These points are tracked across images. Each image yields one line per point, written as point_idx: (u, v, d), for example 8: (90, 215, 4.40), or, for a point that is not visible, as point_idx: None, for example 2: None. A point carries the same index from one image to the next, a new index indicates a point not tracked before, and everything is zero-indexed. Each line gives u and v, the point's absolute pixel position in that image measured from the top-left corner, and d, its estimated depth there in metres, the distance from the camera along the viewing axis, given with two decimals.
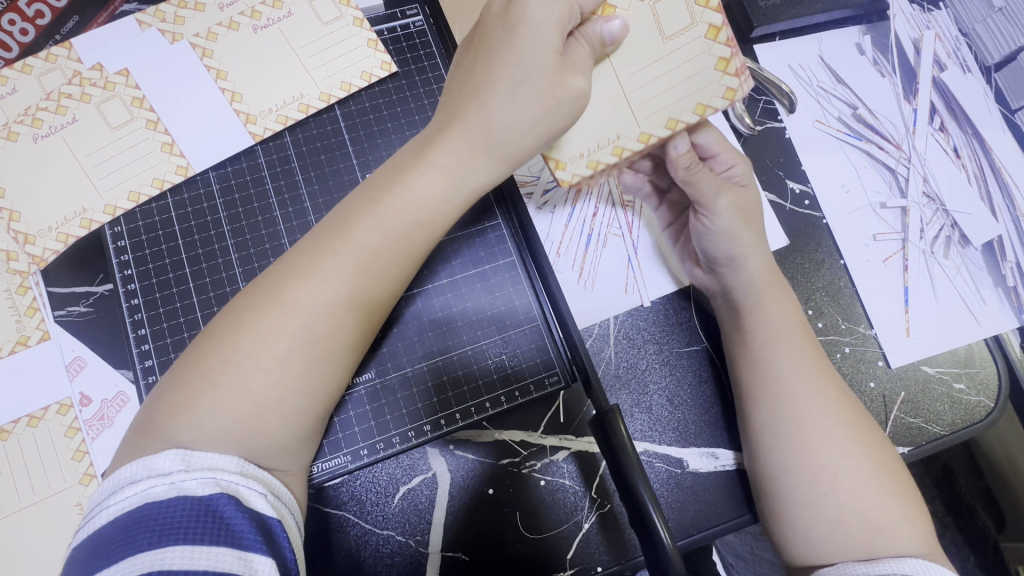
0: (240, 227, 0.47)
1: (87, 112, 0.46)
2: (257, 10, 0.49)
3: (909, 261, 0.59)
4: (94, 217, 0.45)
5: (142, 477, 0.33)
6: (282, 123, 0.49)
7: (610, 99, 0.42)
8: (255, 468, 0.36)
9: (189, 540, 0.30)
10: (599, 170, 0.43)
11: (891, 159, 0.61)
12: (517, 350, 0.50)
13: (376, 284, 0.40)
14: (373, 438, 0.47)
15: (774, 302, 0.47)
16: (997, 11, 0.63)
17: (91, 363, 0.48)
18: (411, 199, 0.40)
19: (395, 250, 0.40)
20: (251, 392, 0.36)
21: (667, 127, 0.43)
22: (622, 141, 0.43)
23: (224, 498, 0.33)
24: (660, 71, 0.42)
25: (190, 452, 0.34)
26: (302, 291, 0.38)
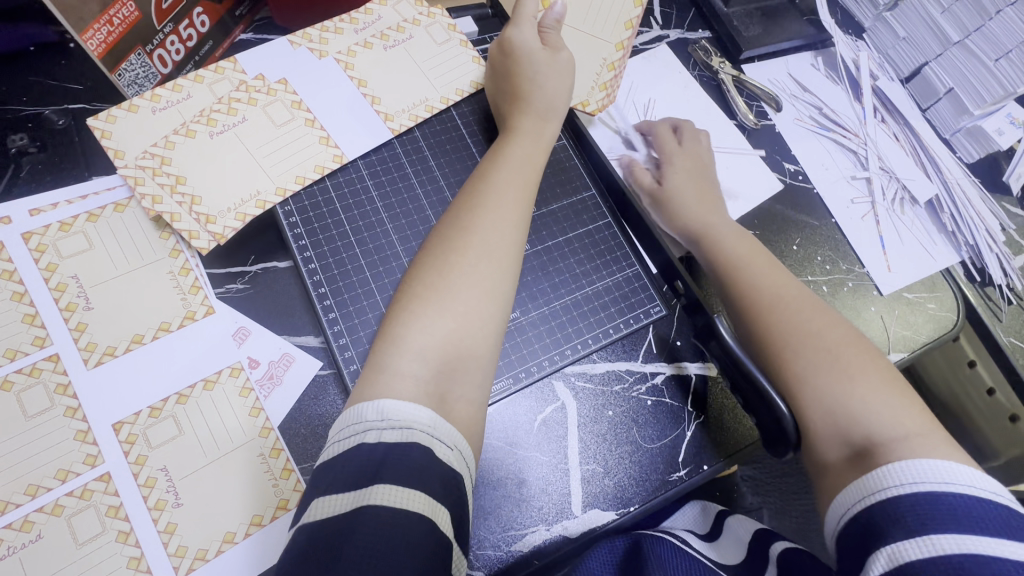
0: (391, 203, 0.56)
1: (254, 112, 0.54)
2: (385, 34, 0.60)
3: (880, 217, 0.77)
4: (268, 198, 0.52)
5: (362, 421, 0.42)
6: (414, 120, 0.59)
7: (585, 40, 0.68)
8: (443, 425, 0.43)
9: (395, 484, 0.37)
10: (608, 88, 0.69)
11: (854, 143, 0.81)
12: (624, 291, 0.59)
13: (513, 241, 0.52)
14: (528, 363, 0.55)
15: (751, 246, 0.61)
16: (902, 40, 0.88)
17: (255, 331, 0.54)
18: (527, 162, 0.56)
19: (519, 207, 0.54)
20: (449, 315, 0.47)
21: (626, 29, 0.68)
22: (608, 61, 0.69)
23: (420, 449, 0.40)
24: (595, 11, 0.68)
25: (392, 406, 0.42)
26: (475, 254, 0.50)
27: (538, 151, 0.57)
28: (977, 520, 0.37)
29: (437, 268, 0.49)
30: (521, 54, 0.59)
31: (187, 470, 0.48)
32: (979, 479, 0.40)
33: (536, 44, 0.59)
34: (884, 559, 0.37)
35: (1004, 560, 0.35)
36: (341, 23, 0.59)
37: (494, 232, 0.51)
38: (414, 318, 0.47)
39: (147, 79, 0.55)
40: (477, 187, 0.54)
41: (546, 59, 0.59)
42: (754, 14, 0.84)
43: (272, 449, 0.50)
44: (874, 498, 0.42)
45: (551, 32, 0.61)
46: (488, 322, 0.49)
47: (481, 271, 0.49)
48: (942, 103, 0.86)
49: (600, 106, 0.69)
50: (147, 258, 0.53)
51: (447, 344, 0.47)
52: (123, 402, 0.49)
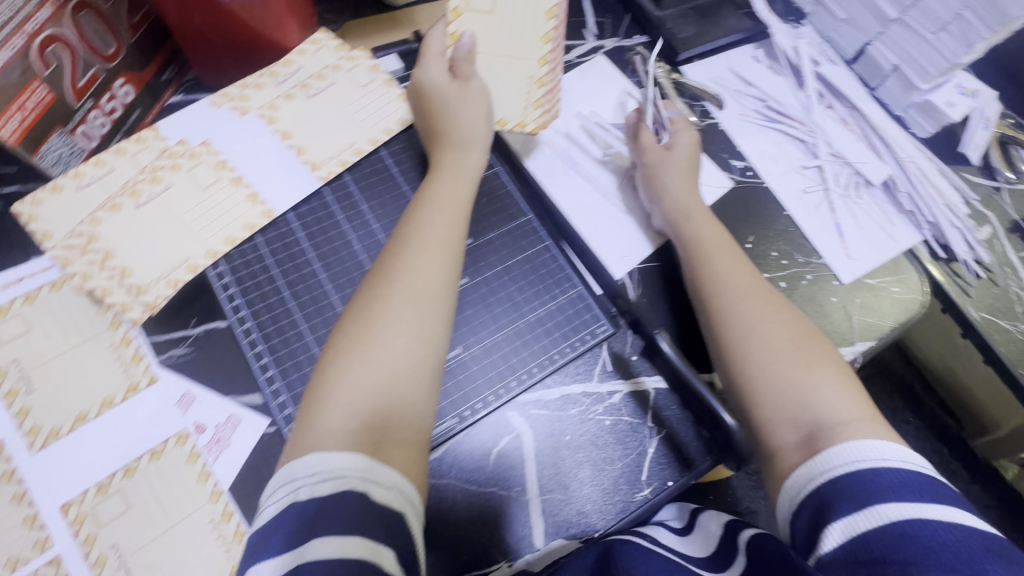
0: (324, 253, 0.56)
1: (179, 178, 0.54)
2: (306, 83, 0.61)
3: (835, 205, 0.76)
4: (197, 262, 0.53)
5: (291, 480, 0.41)
6: (342, 166, 0.59)
7: (505, 61, 0.62)
8: (379, 466, 0.43)
9: (334, 533, 0.38)
10: (541, 105, 0.63)
11: (801, 132, 0.80)
12: (567, 313, 0.59)
13: (440, 280, 0.51)
14: (473, 399, 0.56)
15: (711, 241, 0.60)
16: (843, 22, 0.87)
17: (200, 395, 0.54)
18: (454, 199, 0.56)
19: (448, 244, 0.54)
20: (378, 368, 0.47)
21: (545, 42, 0.61)
22: (535, 77, 0.62)
23: (355, 497, 0.40)
24: (508, 27, 0.61)
25: (322, 457, 0.42)
26: (401, 299, 0.50)
27: (462, 186, 0.58)
28: (911, 487, 0.42)
29: (366, 320, 0.49)
30: (430, 91, 0.59)
31: (138, 544, 0.48)
32: (908, 453, 0.45)
33: (442, 78, 0.59)
34: (839, 532, 0.41)
35: (937, 520, 0.39)
36: (261, 78, 0.60)
37: (418, 277, 0.51)
38: (340, 373, 0.47)
39: (72, 157, 0.56)
40: (405, 232, 0.54)
41: (457, 94, 0.59)
42: (688, 14, 0.84)
43: (223, 513, 0.50)
44: (820, 480, 0.45)
45: (461, 63, 0.60)
46: (419, 368, 0.48)
47: (408, 318, 0.49)
48: (890, 81, 0.85)
49: (539, 124, 0.63)
50: (86, 335, 0.53)
51: (378, 398, 0.46)
52: (68, 483, 0.49)
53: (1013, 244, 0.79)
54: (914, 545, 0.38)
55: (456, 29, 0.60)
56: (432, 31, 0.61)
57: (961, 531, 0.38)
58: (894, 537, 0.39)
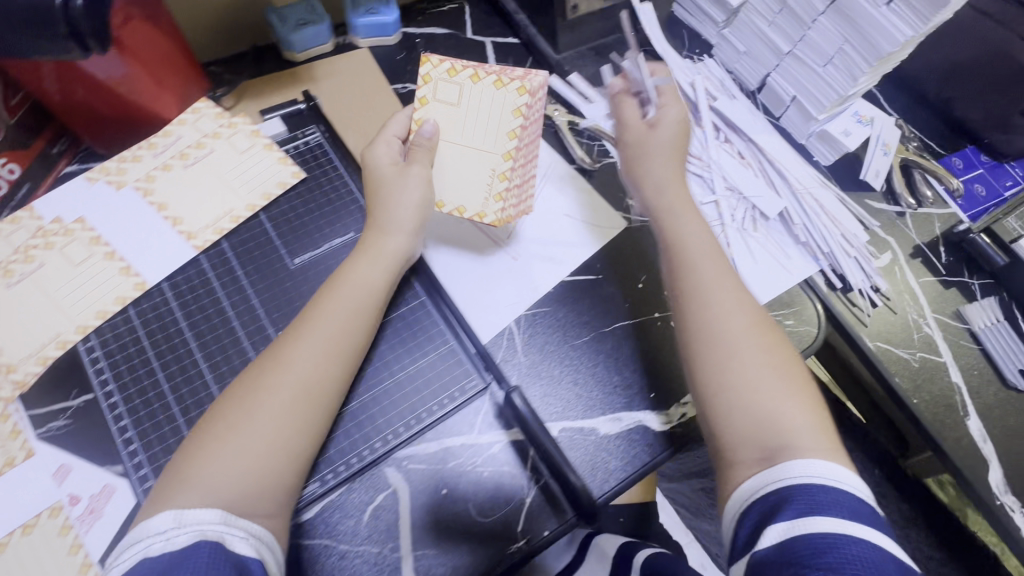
0: (196, 321, 0.57)
1: (52, 256, 0.56)
2: (185, 153, 0.63)
3: (730, 240, 0.77)
4: (68, 338, 0.55)
5: (147, 536, 0.44)
6: (218, 233, 0.61)
7: (466, 152, 0.64)
8: (238, 517, 0.46)
9: (181, 573, 0.40)
10: (502, 199, 0.63)
11: (698, 167, 0.82)
12: (439, 374, 0.63)
13: (334, 369, 0.54)
14: (348, 456, 0.58)
15: (710, 258, 0.63)
16: (744, 54, 0.88)
17: (76, 466, 0.55)
18: (366, 282, 0.58)
19: (350, 330, 0.56)
20: (251, 453, 0.49)
21: (511, 137, 0.62)
22: (497, 169, 0.63)
23: (208, 545, 0.43)
24: (474, 121, 0.63)
25: (182, 511, 0.46)
26: (286, 381, 0.52)
27: (378, 270, 0.59)
28: (845, 508, 0.46)
29: (247, 404, 0.50)
30: (372, 172, 0.63)
31: None
32: (855, 480, 0.49)
33: (388, 165, 0.63)
34: (775, 533, 0.45)
35: (861, 540, 0.43)
36: (140, 150, 0.62)
37: (308, 368, 0.53)
38: (206, 458, 0.48)
39: None
40: (313, 311, 0.56)
41: (400, 180, 0.62)
42: (587, 55, 0.86)
43: None
44: (773, 486, 0.49)
45: (418, 150, 0.62)
46: (296, 453, 0.50)
47: (297, 405, 0.51)
48: (792, 110, 0.86)
49: (499, 217, 0.63)
50: None
51: (243, 479, 0.48)
52: None
53: (915, 270, 0.79)
54: (834, 555, 0.42)
55: (421, 116, 0.63)
56: (395, 118, 0.65)
57: (877, 550, 0.43)
58: (822, 546, 0.43)
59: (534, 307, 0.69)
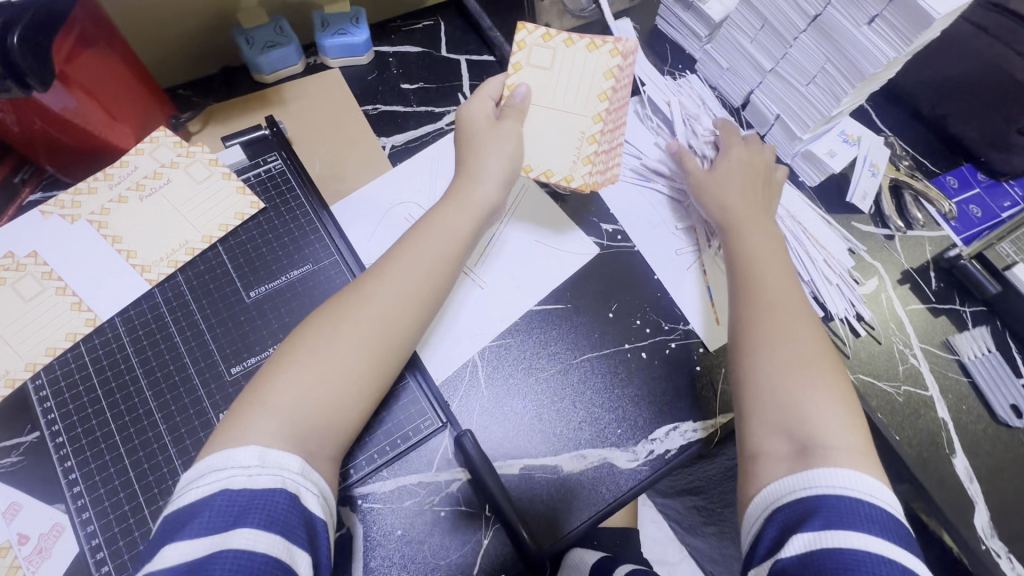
0: (147, 358, 0.57)
1: (3, 292, 0.56)
2: (141, 184, 0.62)
3: (706, 267, 0.74)
4: (16, 375, 0.54)
5: (224, 468, 0.43)
6: (173, 266, 0.60)
7: (558, 115, 0.64)
8: (313, 470, 0.46)
9: (256, 526, 0.40)
10: (591, 161, 0.63)
11: (678, 192, 0.78)
12: (393, 416, 0.60)
13: (404, 332, 0.54)
14: None
15: (773, 266, 0.64)
16: (727, 70, 0.86)
17: (27, 504, 0.55)
18: (429, 249, 0.58)
19: (416, 296, 0.55)
20: (309, 404, 0.48)
21: (601, 99, 0.63)
22: (586, 132, 0.63)
23: (285, 495, 0.43)
24: (565, 85, 0.63)
25: (265, 449, 0.45)
26: (348, 342, 0.51)
27: (456, 222, 0.60)
28: (875, 524, 0.44)
29: (315, 351, 0.50)
30: (467, 127, 0.65)
31: None
32: (892, 496, 0.47)
33: (483, 121, 0.64)
34: (802, 542, 0.44)
35: (885, 560, 0.42)
36: (95, 182, 0.61)
37: (376, 316, 0.53)
38: (275, 383, 0.49)
39: None
40: (389, 260, 0.56)
41: (491, 134, 0.63)
42: None
43: None
44: (801, 494, 0.48)
45: (510, 110, 0.63)
46: (356, 407, 0.51)
47: (364, 356, 0.51)
48: (777, 129, 0.83)
49: (586, 181, 0.63)
50: None
51: (311, 422, 0.48)
52: None
53: (901, 296, 0.76)
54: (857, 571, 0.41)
55: (513, 82, 0.64)
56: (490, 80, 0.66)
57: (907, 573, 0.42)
58: (848, 560, 0.42)
59: (497, 338, 0.67)
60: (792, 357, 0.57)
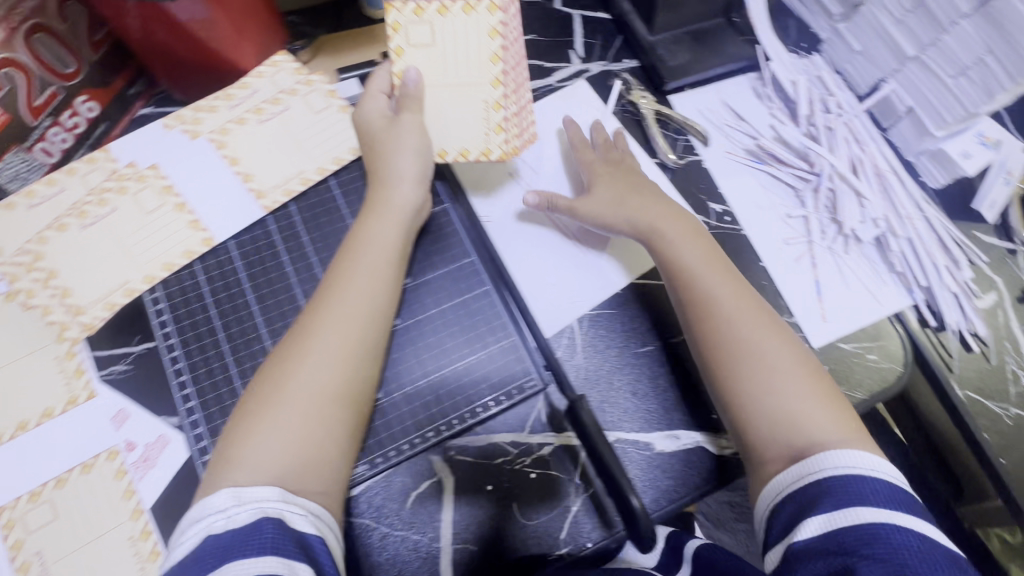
0: (259, 285, 0.56)
1: (125, 201, 0.56)
2: (260, 107, 0.60)
3: (817, 260, 0.71)
4: (135, 287, 0.54)
5: (205, 515, 0.44)
6: (287, 195, 0.59)
7: (455, 93, 0.58)
8: (294, 495, 0.46)
9: (242, 556, 0.40)
10: (502, 130, 0.59)
11: (793, 178, 0.74)
12: (491, 374, 0.58)
13: (360, 349, 0.52)
14: (397, 442, 0.55)
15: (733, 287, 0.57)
16: (858, 53, 0.79)
17: (134, 413, 0.55)
18: (383, 259, 0.55)
19: (376, 310, 0.54)
20: (275, 441, 0.48)
21: (494, 63, 0.56)
22: (488, 107, 0.58)
23: (270, 523, 0.43)
24: (452, 55, 0.57)
25: (238, 492, 0.45)
26: (308, 367, 0.50)
27: (390, 242, 0.56)
28: (870, 498, 0.44)
29: (257, 396, 0.50)
30: (364, 130, 0.58)
31: (62, 553, 0.51)
32: (886, 464, 0.47)
33: (377, 115, 0.58)
34: (817, 524, 0.43)
35: (886, 532, 0.41)
36: (216, 101, 0.60)
37: (340, 322, 0.52)
38: (246, 440, 0.48)
39: (32, 171, 0.58)
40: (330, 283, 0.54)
41: (392, 131, 0.57)
42: (684, 40, 0.78)
43: (142, 531, 0.52)
44: (812, 478, 0.47)
45: (407, 101, 0.57)
46: (329, 429, 0.50)
47: (321, 382, 0.50)
48: (903, 123, 0.77)
49: (506, 150, 0.60)
50: (35, 345, 0.55)
51: (284, 458, 0.47)
52: (5, 488, 0.52)
53: (1019, 314, 0.72)
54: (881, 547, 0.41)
55: (400, 67, 0.57)
56: (376, 71, 0.59)
57: (920, 538, 0.41)
58: (866, 536, 0.41)
59: (599, 308, 0.62)
60: (763, 382, 0.52)
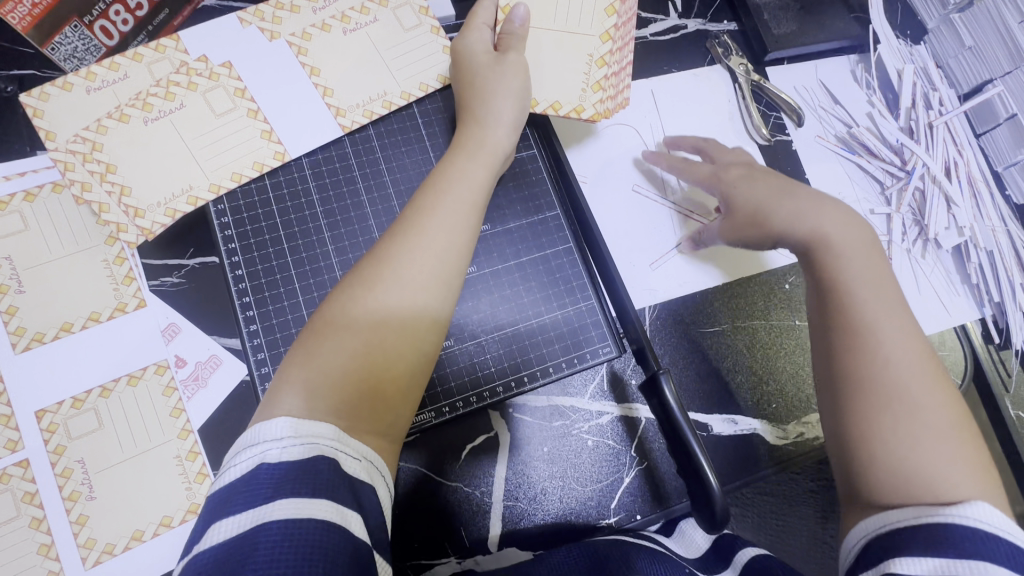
0: (332, 209, 0.52)
1: (193, 98, 0.51)
2: (346, 15, 0.55)
3: (893, 261, 0.69)
4: (200, 194, 0.50)
5: (257, 442, 0.36)
6: (368, 117, 0.54)
7: (560, 41, 0.55)
8: (350, 437, 0.38)
9: (296, 495, 0.33)
10: (602, 88, 0.55)
11: (884, 172, 0.71)
12: (565, 336, 0.56)
13: (448, 281, 0.45)
14: (465, 393, 0.53)
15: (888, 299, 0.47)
16: (967, 49, 0.72)
17: (185, 329, 0.52)
18: (474, 190, 0.48)
19: (464, 238, 0.47)
20: (342, 363, 0.41)
21: (609, 15, 0.55)
22: (596, 56, 0.55)
23: (327, 464, 0.35)
24: (567, 2, 0.55)
25: (296, 420, 0.37)
26: (389, 292, 0.43)
27: (485, 170, 0.50)
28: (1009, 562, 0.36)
29: (329, 316, 0.43)
30: (464, 61, 0.53)
31: (104, 464, 0.49)
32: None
33: (478, 51, 0.53)
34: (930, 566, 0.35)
35: None
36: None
37: (431, 247, 0.45)
38: (310, 362, 0.41)
39: (88, 52, 0.53)
40: (419, 205, 0.47)
41: (492, 70, 0.51)
42: (791, 7, 0.72)
43: (189, 451, 0.50)
44: (933, 518, 0.38)
45: (512, 39, 0.53)
46: (405, 363, 0.43)
47: (402, 311, 0.43)
48: (1000, 130, 0.71)
49: (599, 110, 0.55)
50: (82, 244, 0.51)
51: (353, 386, 0.40)
52: (48, 389, 0.50)
53: None
54: None
55: (509, 4, 0.54)
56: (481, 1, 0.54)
57: None
58: None
59: (673, 294, 0.62)
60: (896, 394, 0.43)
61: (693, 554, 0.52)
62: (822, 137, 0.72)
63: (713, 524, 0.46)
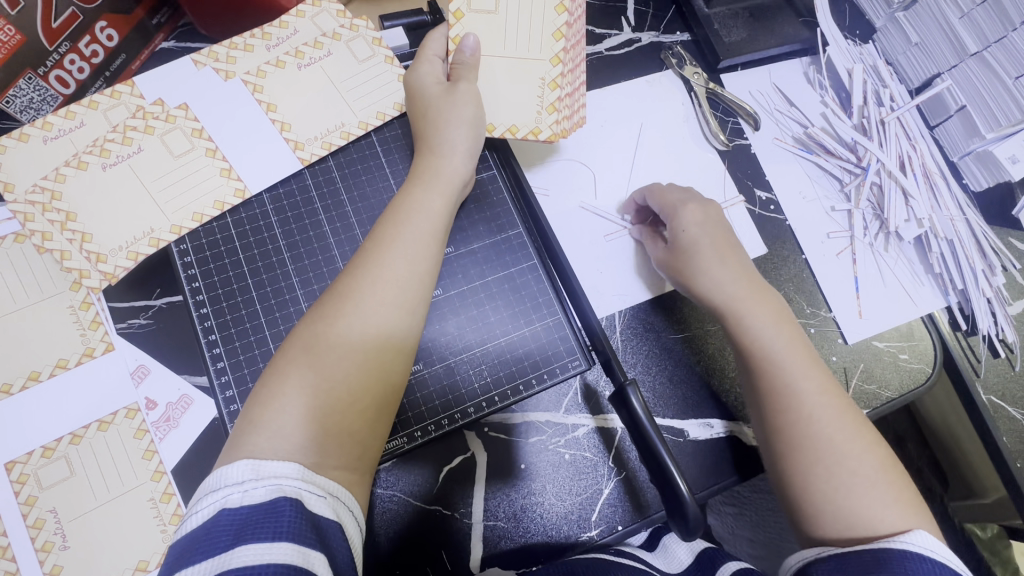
0: (295, 242, 0.53)
1: (151, 142, 0.52)
2: (300, 50, 0.56)
3: (857, 255, 0.70)
4: (161, 236, 0.50)
5: (218, 488, 0.36)
6: (326, 149, 0.55)
7: (512, 67, 0.56)
8: (315, 475, 0.39)
9: (256, 540, 0.32)
10: (557, 109, 0.56)
11: (841, 169, 0.72)
12: (534, 353, 0.56)
13: (409, 310, 0.46)
14: (437, 416, 0.54)
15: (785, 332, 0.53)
16: (914, 45, 0.74)
17: (154, 370, 0.52)
18: (431, 219, 0.49)
19: (424, 266, 0.47)
20: (305, 398, 0.41)
21: (557, 39, 0.56)
22: (548, 79, 0.56)
23: (290, 505, 0.35)
24: (515, 28, 0.56)
25: (258, 462, 0.38)
26: (349, 325, 0.44)
27: (441, 197, 0.51)
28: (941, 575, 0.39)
29: (291, 353, 0.43)
30: (417, 92, 0.54)
31: (77, 511, 0.48)
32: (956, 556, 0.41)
33: (430, 82, 0.53)
34: None
35: None
36: (252, 39, 0.55)
37: (390, 276, 0.45)
38: (272, 399, 0.41)
39: (44, 102, 0.53)
40: (378, 235, 0.48)
41: (445, 99, 0.52)
42: (740, 15, 0.74)
43: (163, 493, 0.50)
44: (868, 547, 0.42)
45: (464, 68, 0.54)
46: (368, 394, 0.43)
47: (364, 344, 0.44)
48: (953, 121, 0.73)
49: (555, 131, 0.56)
50: (46, 292, 0.52)
51: (315, 421, 0.41)
52: (17, 440, 0.49)
53: None
54: None
55: (458, 33, 0.55)
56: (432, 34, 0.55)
57: None
58: None
59: (640, 305, 0.63)
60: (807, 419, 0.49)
61: (674, 570, 0.51)
62: (779, 140, 0.73)
63: (686, 532, 0.46)
